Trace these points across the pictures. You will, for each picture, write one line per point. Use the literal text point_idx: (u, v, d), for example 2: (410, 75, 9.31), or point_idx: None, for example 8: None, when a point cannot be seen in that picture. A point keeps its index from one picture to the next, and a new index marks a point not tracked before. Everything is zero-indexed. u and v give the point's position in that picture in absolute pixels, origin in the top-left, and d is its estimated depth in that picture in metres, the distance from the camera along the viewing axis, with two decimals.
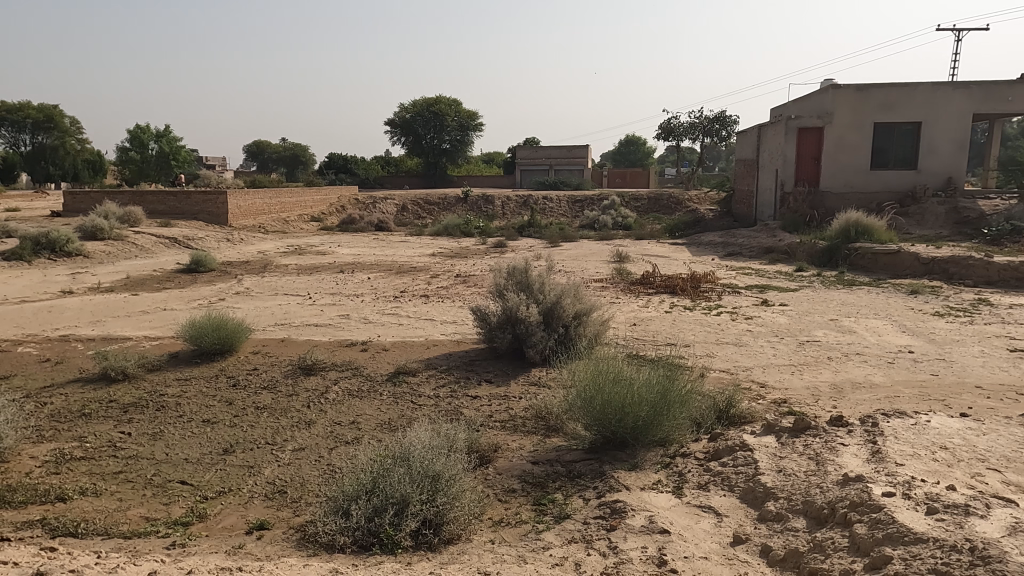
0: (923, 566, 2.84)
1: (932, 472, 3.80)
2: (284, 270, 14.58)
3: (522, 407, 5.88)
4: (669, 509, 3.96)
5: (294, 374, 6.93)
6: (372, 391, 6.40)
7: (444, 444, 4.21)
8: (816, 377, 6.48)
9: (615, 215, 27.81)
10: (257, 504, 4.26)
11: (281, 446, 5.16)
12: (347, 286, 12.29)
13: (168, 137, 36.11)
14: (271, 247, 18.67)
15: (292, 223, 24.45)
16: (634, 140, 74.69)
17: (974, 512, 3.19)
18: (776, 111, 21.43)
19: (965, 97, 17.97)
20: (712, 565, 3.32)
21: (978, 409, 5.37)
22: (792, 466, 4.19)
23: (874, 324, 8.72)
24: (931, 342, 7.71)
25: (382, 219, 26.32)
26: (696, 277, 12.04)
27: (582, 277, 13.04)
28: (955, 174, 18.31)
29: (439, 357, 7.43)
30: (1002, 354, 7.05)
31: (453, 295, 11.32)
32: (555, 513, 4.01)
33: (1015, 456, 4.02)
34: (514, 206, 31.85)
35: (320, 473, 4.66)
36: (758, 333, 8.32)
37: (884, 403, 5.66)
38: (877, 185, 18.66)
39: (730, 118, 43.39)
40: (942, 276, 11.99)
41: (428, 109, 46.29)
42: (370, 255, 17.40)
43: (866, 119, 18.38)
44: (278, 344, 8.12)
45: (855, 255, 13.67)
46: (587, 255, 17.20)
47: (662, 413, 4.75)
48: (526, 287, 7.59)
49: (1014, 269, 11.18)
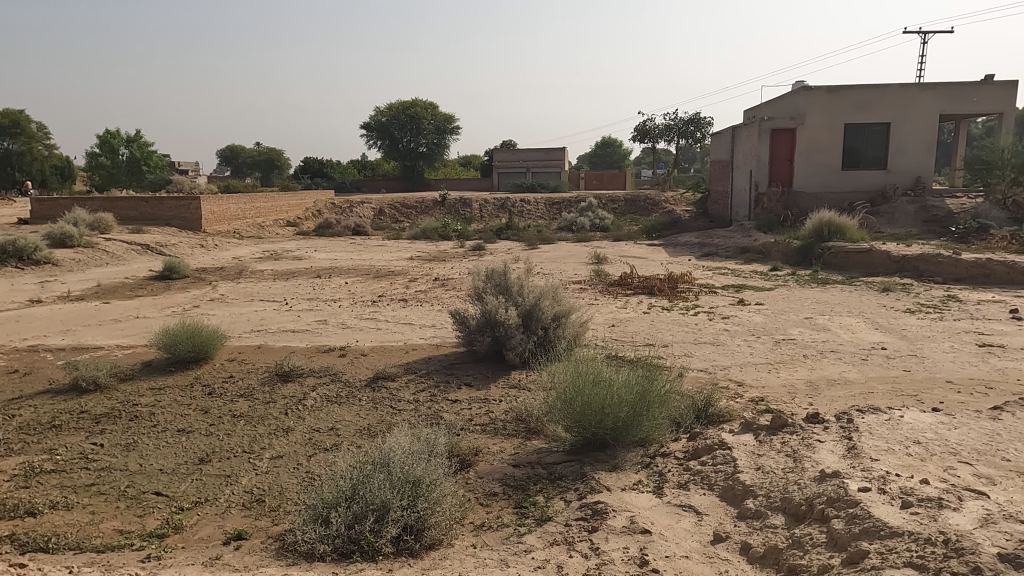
0: (899, 559, 2.88)
1: (906, 467, 3.86)
2: (259, 275, 14.41)
3: (502, 410, 5.87)
4: (651, 509, 3.97)
5: (271, 381, 6.85)
6: (351, 396, 6.35)
7: (424, 448, 4.19)
8: (792, 375, 6.58)
9: (592, 217, 27.92)
10: (235, 514, 4.20)
11: (259, 454, 5.09)
12: (324, 292, 12.18)
13: (140, 142, 35.33)
14: (247, 253, 18.46)
15: (267, 229, 24.17)
16: (611, 141, 75.04)
17: (947, 505, 3.25)
18: (750, 113, 21.71)
19: (933, 98, 18.33)
20: (694, 564, 3.34)
21: (949, 403, 5.50)
22: (770, 463, 4.24)
23: (848, 321, 8.87)
24: (903, 339, 7.86)
25: (359, 224, 26.18)
26: (673, 278, 12.12)
27: (561, 279, 13.10)
28: (924, 174, 18.67)
29: (419, 361, 7.41)
30: (971, 349, 7.22)
31: (432, 298, 11.27)
32: (537, 516, 4.01)
33: (985, 449, 4.12)
34: (492, 209, 31.80)
35: (299, 481, 4.61)
36: (736, 332, 8.40)
37: (858, 399, 5.76)
38: (849, 185, 18.97)
39: (705, 119, 43.83)
40: (913, 274, 12.23)
41: (404, 112, 46.22)
42: (347, 260, 17.30)
43: (838, 120, 18.69)
44: (255, 351, 8.03)
45: (828, 254, 13.89)
46: (566, 257, 17.24)
47: (642, 413, 4.79)
48: (504, 290, 7.59)
49: (981, 266, 11.45)
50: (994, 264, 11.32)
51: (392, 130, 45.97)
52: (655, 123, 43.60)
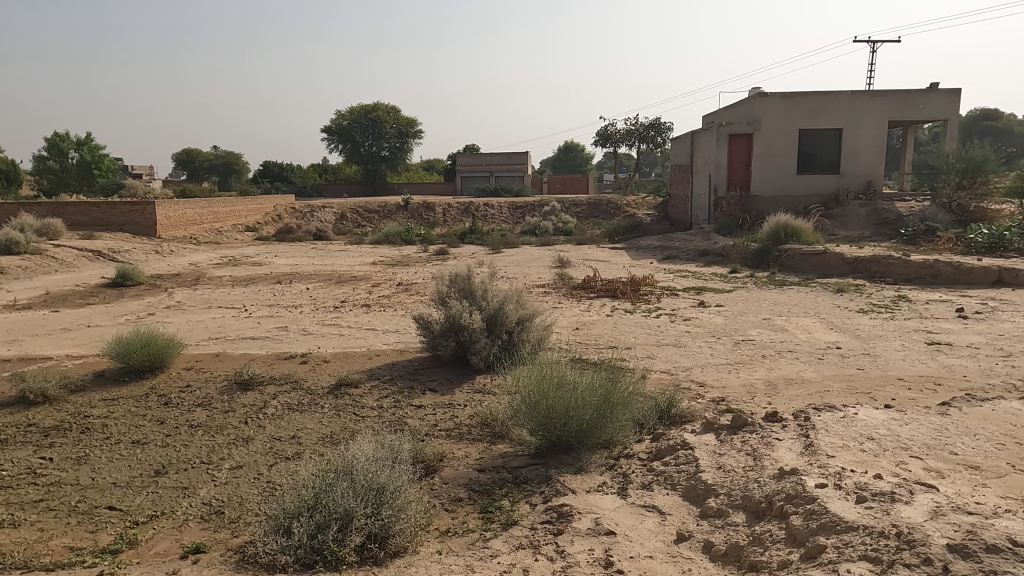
0: (855, 553, 2.96)
1: (860, 463, 3.97)
2: (217, 282, 14.11)
3: (467, 415, 5.86)
4: (615, 510, 4.00)
5: (230, 390, 6.69)
6: (313, 404, 6.25)
7: (388, 455, 4.15)
8: (752, 375, 6.72)
9: (555, 221, 28.08)
10: (192, 527, 4.09)
11: (218, 465, 4.97)
12: (285, 298, 11.98)
13: (90, 145, 34.39)
14: (204, 259, 18.03)
15: (225, 234, 23.68)
16: (574, 146, 75.78)
17: (899, 499, 3.35)
18: (708, 118, 22.14)
19: (882, 104, 18.90)
20: (658, 563, 3.37)
21: (901, 400, 5.69)
22: (731, 462, 4.31)
23: (804, 321, 9.11)
24: (857, 338, 8.10)
25: (320, 229, 25.85)
26: (636, 281, 12.27)
27: (525, 283, 13.14)
28: (874, 178, 19.26)
29: (382, 367, 7.33)
30: (920, 347, 7.47)
31: (395, 303, 11.19)
32: (502, 520, 4.00)
33: (935, 444, 4.27)
34: (455, 213, 31.73)
35: (259, 491, 4.52)
36: (697, 334, 8.54)
37: (815, 398, 5.90)
38: (804, 189, 19.48)
39: (665, 125, 44.51)
40: (865, 274, 12.61)
41: (366, 116, 45.95)
42: (309, 265, 17.07)
43: (792, 125, 19.20)
44: (213, 359, 7.85)
45: (785, 256, 14.24)
46: (530, 261, 17.29)
47: (606, 416, 4.83)
48: (468, 294, 7.57)
49: (929, 266, 11.87)
50: (940, 265, 11.76)
51: (353, 134, 45.60)
52: (616, 128, 44.17)
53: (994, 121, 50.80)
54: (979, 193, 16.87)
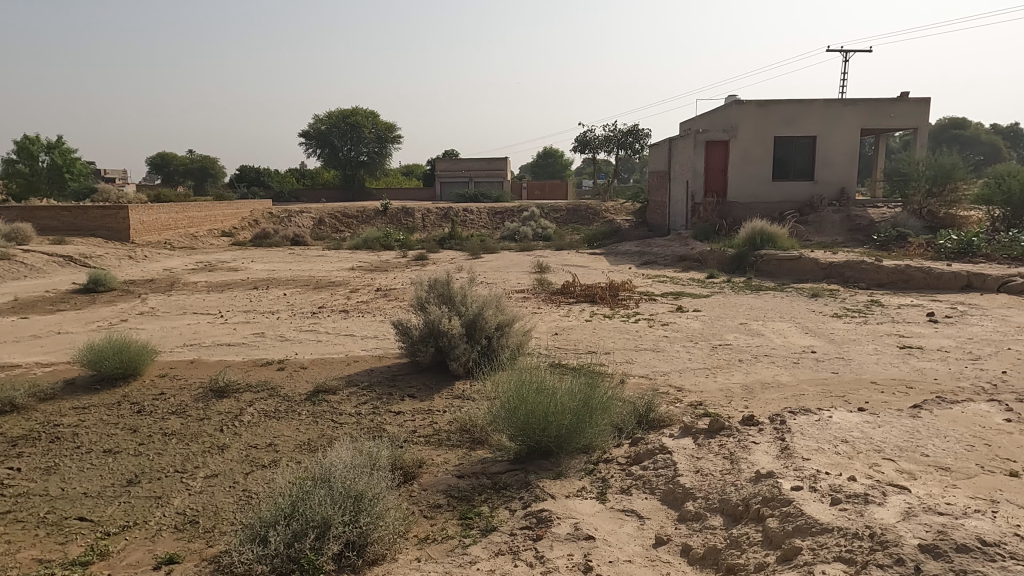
0: (830, 554, 3.00)
1: (834, 465, 4.03)
2: (192, 287, 13.90)
3: (446, 420, 5.84)
4: (594, 515, 4.01)
5: (205, 397, 6.59)
6: (290, 411, 6.19)
7: (367, 462, 4.12)
8: (729, 379, 6.79)
9: (535, 227, 28.15)
10: (166, 537, 4.02)
11: (192, 474, 4.89)
12: (261, 304, 11.85)
13: (61, 149, 33.76)
14: (179, 265, 17.76)
15: (200, 239, 23.36)
16: (552, 151, 76.11)
17: (872, 500, 3.41)
18: (686, 125, 22.38)
19: (855, 112, 19.24)
20: (636, 567, 3.39)
21: (874, 402, 5.79)
22: (708, 466, 4.35)
23: (780, 326, 9.23)
24: (831, 342, 8.23)
25: (298, 234, 25.61)
26: (614, 286, 12.33)
27: (503, 288, 13.15)
28: (847, 185, 19.59)
29: (361, 373, 7.28)
30: (892, 351, 7.62)
31: (374, 309, 11.13)
32: (481, 526, 3.99)
33: (907, 446, 4.34)
34: (434, 218, 31.66)
35: (235, 500, 4.45)
36: (675, 339, 8.61)
37: (791, 401, 5.97)
38: (779, 195, 19.77)
39: (643, 131, 44.92)
40: (839, 279, 12.81)
41: (344, 120, 45.71)
42: (286, 270, 16.90)
43: (768, 133, 19.47)
44: (187, 365, 7.73)
45: (761, 262, 14.43)
46: (509, 266, 17.30)
47: (585, 420, 4.84)
48: (447, 299, 7.56)
49: (901, 271, 12.11)
50: (911, 270, 11.99)
51: (332, 139, 45.34)
52: (595, 134, 44.46)
53: (961, 129, 52.05)
54: (948, 200, 17.24)
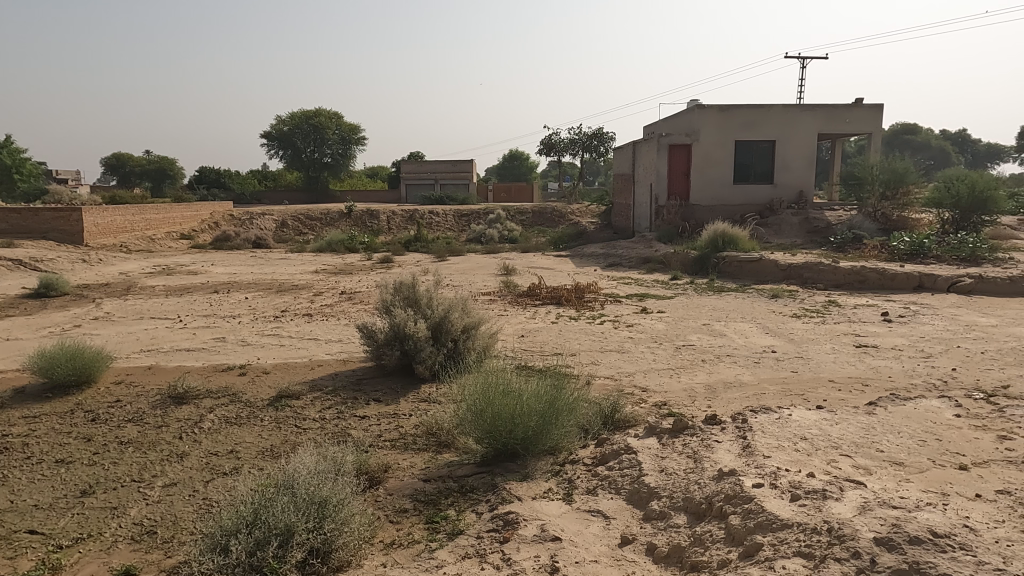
0: (790, 550, 3.07)
1: (794, 462, 4.12)
2: (150, 291, 13.56)
3: (412, 424, 5.79)
4: (561, 516, 4.02)
5: (163, 404, 6.42)
6: (252, 416, 6.07)
7: (331, 468, 4.06)
8: (692, 378, 6.89)
9: (501, 229, 28.19)
10: (122, 548, 3.91)
11: (150, 483, 4.76)
12: (223, 308, 11.60)
13: (11, 149, 32.54)
14: (135, 268, 17.29)
15: (158, 241, 22.76)
16: (518, 154, 76.28)
17: (830, 496, 3.49)
18: (649, 129, 22.67)
19: (812, 117, 19.71)
20: (602, 567, 3.42)
21: (831, 400, 5.94)
22: (673, 465, 4.41)
23: (741, 326, 9.42)
24: (790, 341, 8.42)
25: (260, 236, 25.16)
26: (580, 288, 12.42)
27: (470, 291, 13.11)
28: (805, 188, 20.06)
29: (325, 377, 7.19)
30: (848, 350, 7.83)
31: (338, 312, 10.99)
32: (448, 530, 3.97)
33: (863, 442, 4.47)
34: (400, 220, 31.45)
35: (195, 509, 4.35)
36: (639, 340, 8.71)
37: (752, 400, 6.10)
38: (739, 198, 20.16)
39: (608, 134, 45.28)
40: (798, 280, 13.12)
41: (307, 121, 45.13)
42: (248, 273, 16.60)
43: (729, 138, 19.84)
44: (144, 372, 7.53)
45: (723, 263, 14.69)
46: (475, 268, 17.29)
47: (551, 422, 4.87)
48: (413, 303, 7.50)
49: (856, 272, 12.45)
50: (866, 271, 12.34)
51: (294, 139, 44.70)
52: (561, 137, 44.65)
53: (913, 135, 53.75)
54: (901, 203, 17.78)
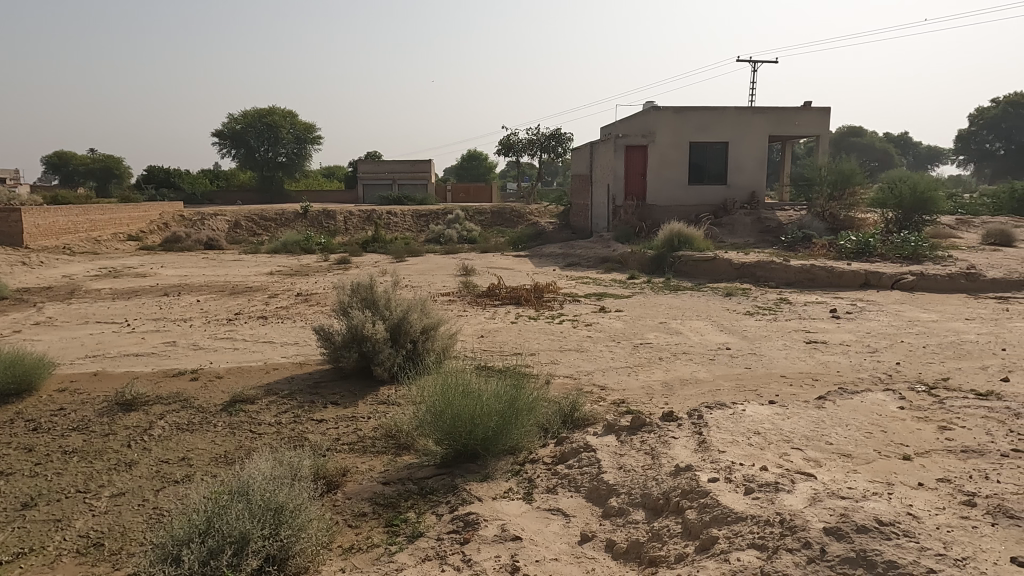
0: (744, 542, 3.14)
1: (748, 456, 4.22)
2: (96, 294, 13.10)
3: (371, 427, 5.74)
4: (521, 516, 4.03)
5: (110, 412, 6.20)
6: (205, 422, 5.91)
7: (287, 473, 3.99)
8: (649, 376, 7.00)
9: (460, 229, 28.11)
10: (67, 563, 3.76)
11: (97, 493, 4.59)
12: (174, 311, 11.27)
13: None
14: (80, 271, 16.66)
15: (103, 243, 21.95)
16: (477, 155, 76.11)
17: (782, 488, 3.59)
18: (607, 130, 22.91)
19: (763, 120, 20.15)
20: (563, 565, 3.44)
21: (783, 395, 6.10)
22: (631, 462, 4.47)
23: (696, 324, 9.59)
24: (744, 338, 8.63)
25: (212, 237, 24.54)
26: (539, 287, 12.47)
27: (429, 291, 13.03)
28: (757, 189, 20.50)
29: (281, 381, 7.04)
30: (799, 346, 8.06)
31: (294, 314, 10.79)
32: (407, 533, 3.95)
33: (813, 435, 4.60)
34: (357, 221, 31.05)
35: (145, 519, 4.21)
36: (598, 338, 8.79)
37: (707, 396, 6.22)
38: (694, 199, 20.55)
39: (566, 135, 45.51)
40: (751, 279, 13.42)
41: (260, 120, 44.20)
42: (200, 276, 16.16)
43: (683, 139, 20.21)
44: (90, 378, 7.26)
45: (678, 263, 14.95)
46: (434, 269, 17.20)
47: (510, 422, 4.88)
48: (371, 304, 7.41)
49: (806, 271, 12.82)
50: (816, 269, 12.71)
51: (247, 138, 43.74)
52: (519, 137, 44.67)
53: (859, 137, 55.64)
54: (848, 203, 18.35)
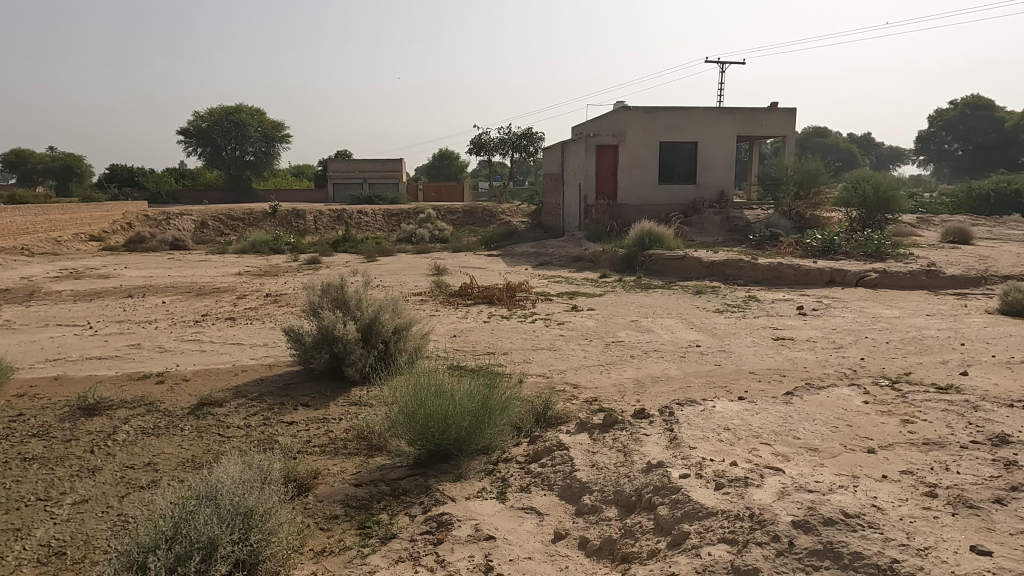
0: (715, 536, 3.19)
1: (718, 452, 4.28)
2: (56, 296, 12.74)
3: (343, 428, 5.68)
4: (494, 515, 4.04)
5: (72, 417, 6.04)
6: (171, 426, 5.79)
7: (256, 477, 3.92)
8: (621, 374, 7.06)
9: (431, 228, 28.00)
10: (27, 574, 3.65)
11: (58, 501, 4.47)
12: (138, 313, 11.02)
13: None
14: (39, 272, 16.17)
15: (64, 243, 21.35)
16: (448, 154, 75.86)
17: (752, 483, 3.65)
18: (578, 129, 23.05)
19: (731, 120, 20.41)
20: (537, 564, 3.44)
21: (752, 391, 6.20)
22: (603, 459, 4.50)
23: (667, 322, 9.69)
24: (713, 336, 8.75)
25: (178, 237, 24.05)
26: (512, 287, 12.46)
27: (401, 291, 12.94)
28: (726, 188, 20.76)
29: (250, 384, 6.93)
30: (768, 343, 8.20)
31: (263, 315, 10.64)
32: (380, 535, 3.92)
33: (781, 430, 4.69)
34: (327, 220, 30.71)
35: (110, 526, 4.11)
36: (570, 337, 8.84)
37: (678, 393, 6.29)
38: (664, 198, 20.78)
39: (538, 134, 45.59)
40: (720, 277, 13.59)
41: (227, 118, 43.44)
42: (165, 276, 15.83)
43: (654, 139, 20.39)
44: (51, 383, 7.05)
45: (649, 261, 15.08)
46: (406, 268, 17.09)
47: (484, 422, 4.88)
48: (342, 304, 7.34)
49: (774, 269, 13.04)
50: (782, 267, 12.94)
51: (214, 137, 42.95)
52: (490, 136, 44.58)
53: (824, 138, 56.83)
54: (814, 203, 18.72)
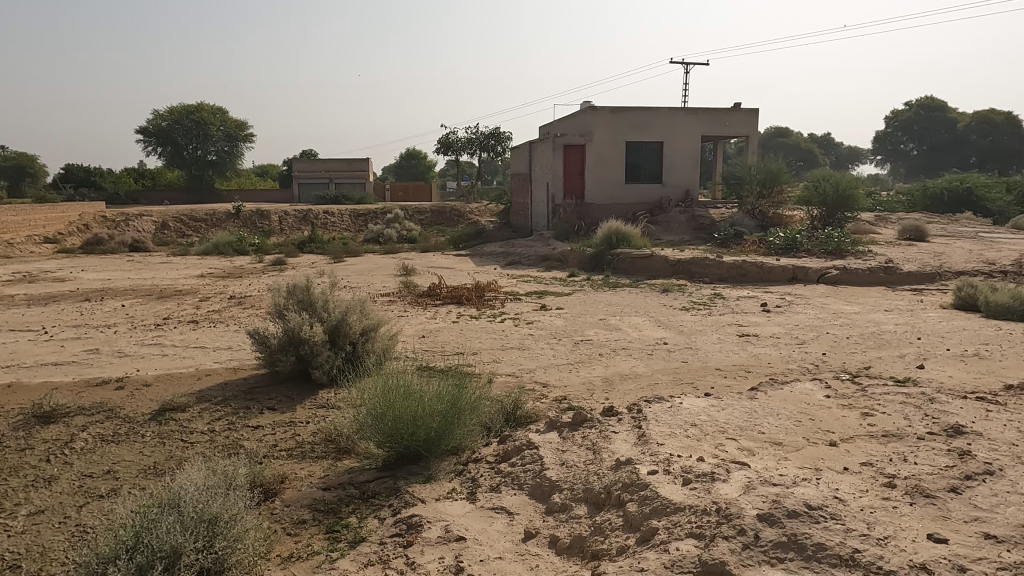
0: (683, 532, 3.23)
1: (685, 447, 4.34)
2: (8, 301, 12.30)
3: (310, 431, 5.60)
4: (464, 515, 4.02)
5: (27, 425, 5.84)
6: (132, 433, 5.64)
7: (221, 482, 3.85)
8: (590, 373, 7.09)
9: (399, 229, 27.79)
10: None
11: (12, 512, 4.31)
12: (96, 317, 10.71)
13: None
14: None
15: (16, 246, 20.63)
16: (416, 154, 75.42)
17: (718, 477, 3.70)
18: (545, 129, 23.12)
19: (695, 120, 20.67)
20: (507, 564, 3.44)
21: (718, 387, 6.30)
22: (573, 457, 4.52)
23: (634, 320, 9.78)
24: (680, 333, 8.86)
25: (137, 240, 23.44)
26: (480, 287, 12.43)
27: (368, 292, 12.82)
28: (691, 187, 21.00)
29: (214, 388, 6.79)
30: (733, 339, 8.34)
31: (227, 318, 10.43)
32: (349, 538, 3.87)
33: (746, 425, 4.77)
34: (293, 221, 30.26)
35: (67, 537, 3.99)
36: (539, 336, 8.86)
37: (646, 390, 6.36)
38: (630, 197, 20.98)
39: (505, 134, 45.61)
40: (686, 275, 13.77)
41: (188, 117, 42.46)
42: (124, 279, 15.41)
43: (620, 138, 20.57)
44: (4, 391, 6.81)
45: (616, 260, 15.21)
46: (373, 269, 16.95)
47: (453, 423, 4.86)
48: (308, 305, 7.23)
49: (738, 266, 13.25)
50: (746, 265, 13.16)
51: (174, 136, 41.96)
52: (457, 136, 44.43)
53: (784, 138, 58.11)
54: (776, 201, 19.07)
